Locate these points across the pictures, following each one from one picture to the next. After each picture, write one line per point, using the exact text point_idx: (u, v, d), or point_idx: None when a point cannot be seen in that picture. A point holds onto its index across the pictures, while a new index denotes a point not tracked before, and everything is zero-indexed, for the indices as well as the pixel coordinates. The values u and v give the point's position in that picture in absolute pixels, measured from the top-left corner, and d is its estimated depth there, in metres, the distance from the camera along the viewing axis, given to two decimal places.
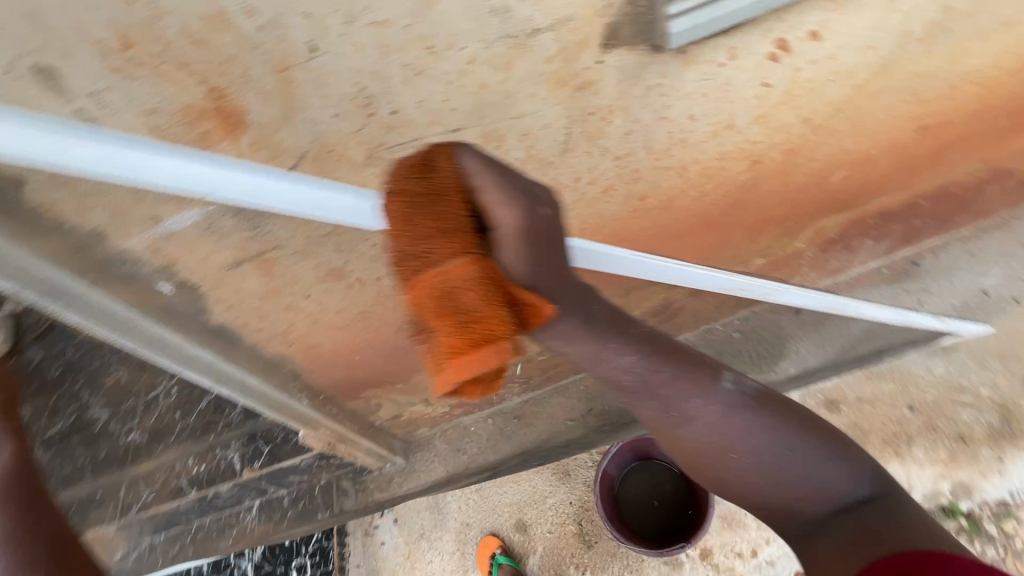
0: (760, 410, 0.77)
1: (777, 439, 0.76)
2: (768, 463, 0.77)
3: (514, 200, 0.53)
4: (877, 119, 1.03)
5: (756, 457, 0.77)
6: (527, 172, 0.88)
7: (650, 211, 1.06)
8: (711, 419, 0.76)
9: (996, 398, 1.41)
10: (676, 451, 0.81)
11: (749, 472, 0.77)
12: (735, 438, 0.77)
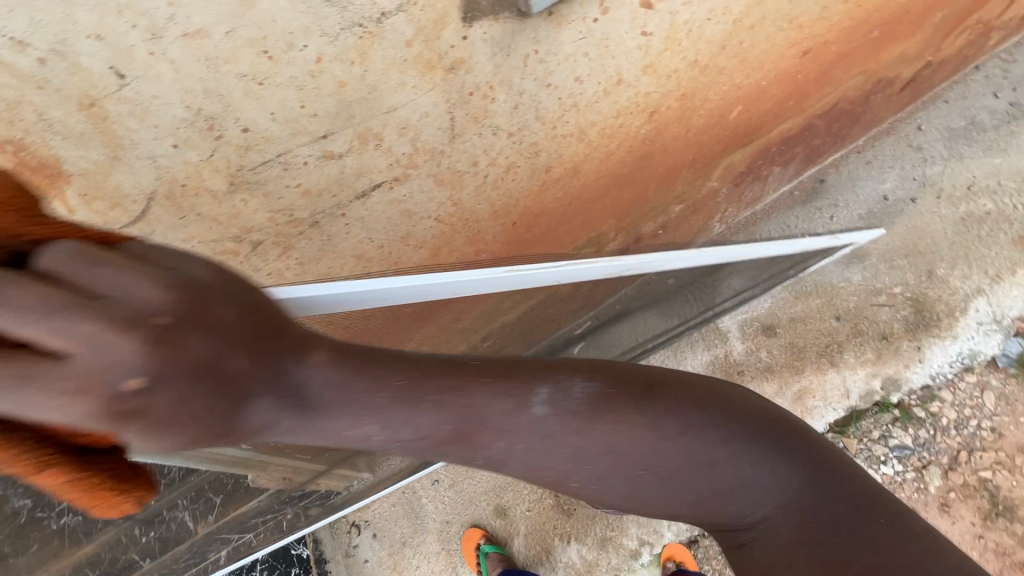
0: (720, 435, 0.48)
1: (762, 476, 0.48)
2: (723, 497, 0.48)
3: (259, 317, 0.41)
4: (760, 49, 1.03)
5: (713, 483, 0.48)
6: (419, 167, 0.81)
7: (559, 180, 1.03)
8: (642, 431, 0.46)
9: (910, 294, 1.50)
10: (596, 504, 0.51)
11: (650, 489, 0.48)
12: (674, 470, 0.47)
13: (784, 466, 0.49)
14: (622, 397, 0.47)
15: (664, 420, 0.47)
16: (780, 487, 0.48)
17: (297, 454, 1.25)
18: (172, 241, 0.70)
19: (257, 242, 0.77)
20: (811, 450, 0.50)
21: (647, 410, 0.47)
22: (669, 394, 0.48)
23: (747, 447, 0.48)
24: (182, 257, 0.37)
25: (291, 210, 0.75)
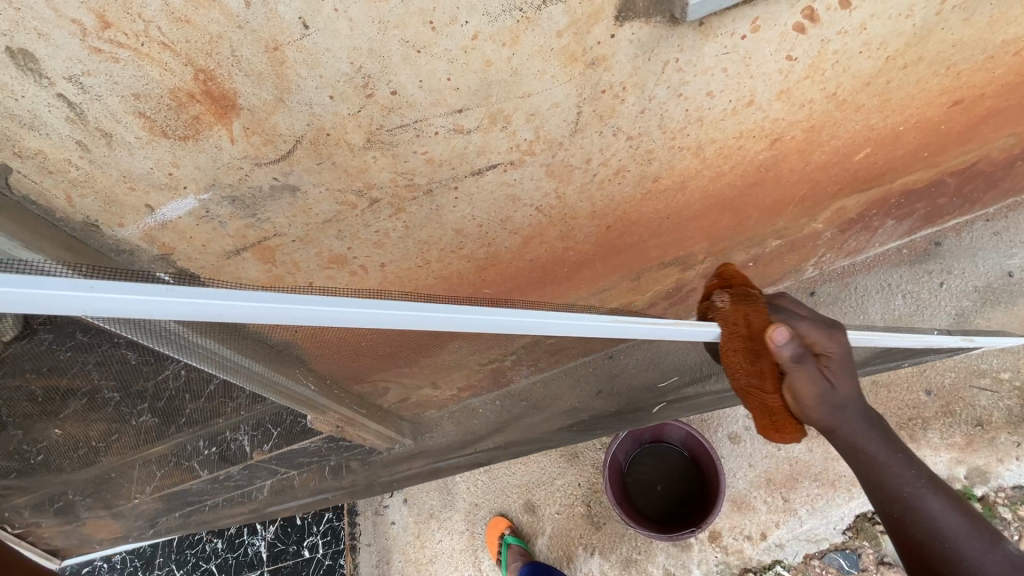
0: (945, 491, 0.83)
1: (1015, 575, 0.76)
2: (972, 561, 0.77)
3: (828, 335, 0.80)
4: (907, 93, 0.97)
5: (980, 553, 0.78)
6: (536, 155, 0.83)
7: (663, 192, 1.02)
8: (916, 490, 0.83)
9: (1018, 383, 1.38)
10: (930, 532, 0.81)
11: (908, 498, 0.82)
12: (895, 473, 0.84)
13: (987, 537, 0.79)
14: (884, 445, 0.86)
15: (922, 482, 0.83)
16: (989, 561, 0.77)
17: (356, 406, 1.32)
18: (305, 185, 0.75)
19: (374, 200, 0.81)
20: (993, 532, 0.80)
21: (922, 480, 0.83)
22: (909, 454, 0.86)
23: (951, 509, 0.82)
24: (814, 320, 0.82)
25: (412, 174, 0.79)
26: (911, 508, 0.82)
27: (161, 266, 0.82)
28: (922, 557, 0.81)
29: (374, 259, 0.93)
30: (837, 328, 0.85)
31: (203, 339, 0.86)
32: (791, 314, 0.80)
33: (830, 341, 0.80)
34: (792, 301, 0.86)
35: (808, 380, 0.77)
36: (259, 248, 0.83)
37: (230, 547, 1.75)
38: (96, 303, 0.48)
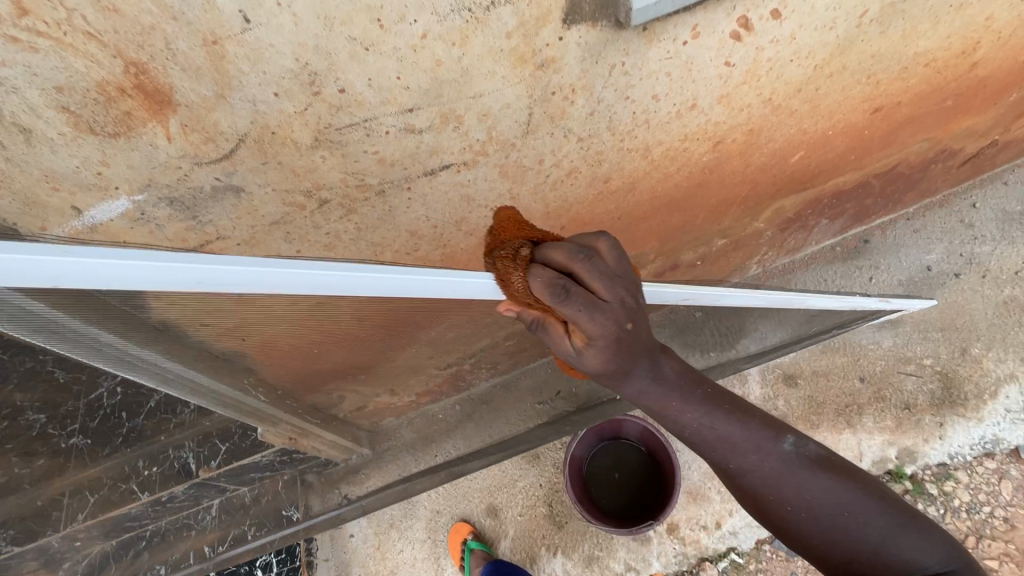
0: (724, 406, 0.75)
1: (791, 479, 0.72)
2: (776, 469, 0.73)
3: (590, 314, 0.60)
4: (834, 99, 1.04)
5: (760, 465, 0.73)
6: (488, 156, 0.84)
7: (614, 193, 1.04)
8: (707, 422, 0.74)
9: (939, 367, 1.50)
10: (797, 514, 0.72)
11: (771, 481, 0.73)
12: (732, 453, 0.74)
13: (770, 440, 0.74)
14: (716, 418, 0.74)
15: (688, 411, 0.73)
16: (776, 471, 0.73)
17: (309, 416, 1.34)
18: (251, 185, 0.73)
19: (324, 201, 0.79)
20: (772, 433, 0.74)
21: (691, 409, 0.73)
22: (690, 388, 0.74)
23: (738, 427, 0.74)
24: (587, 273, 0.61)
25: (363, 175, 0.78)
26: (779, 493, 0.73)
27: None
28: (729, 475, 0.77)
29: (325, 262, 0.91)
30: (632, 303, 0.63)
31: (143, 350, 0.86)
32: (591, 275, 0.61)
33: (596, 324, 0.61)
34: (590, 254, 0.62)
35: (591, 353, 0.66)
36: (201, 252, 0.80)
37: None
38: (78, 272, 0.40)
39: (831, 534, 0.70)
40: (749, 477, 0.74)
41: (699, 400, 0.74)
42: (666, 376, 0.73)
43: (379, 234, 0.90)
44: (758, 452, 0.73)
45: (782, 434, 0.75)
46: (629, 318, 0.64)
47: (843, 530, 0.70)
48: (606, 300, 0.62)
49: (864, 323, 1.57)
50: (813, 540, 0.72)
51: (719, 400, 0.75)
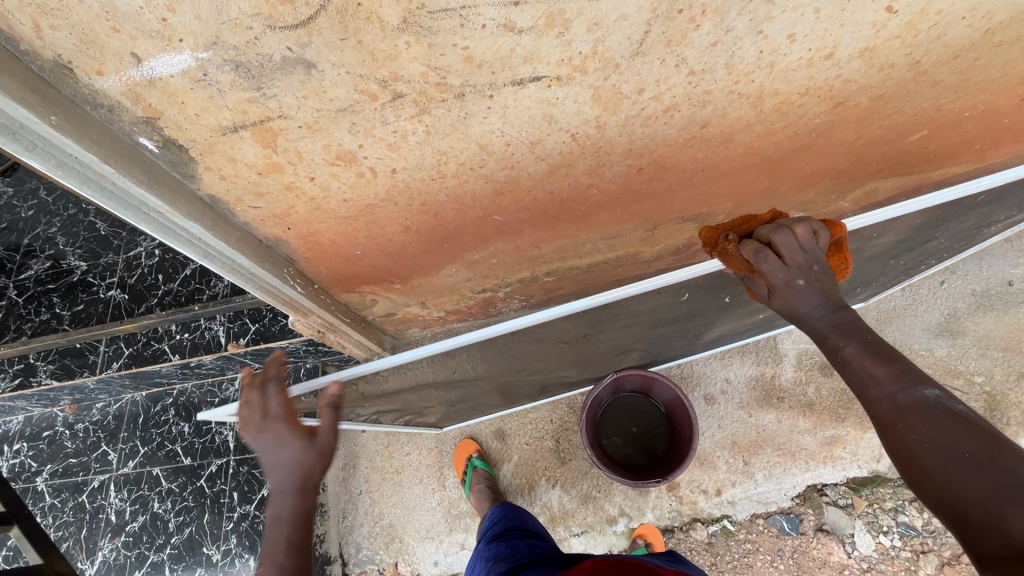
0: (881, 350, 0.74)
1: (921, 417, 0.68)
2: (905, 405, 0.69)
3: (778, 268, 0.74)
4: (988, 75, 0.89)
5: (895, 396, 0.71)
6: (586, 73, 0.73)
7: (707, 141, 0.94)
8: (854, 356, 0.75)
9: (987, 387, 1.43)
10: (922, 449, 0.66)
11: (901, 418, 0.69)
12: (867, 386, 0.73)
13: (914, 382, 0.71)
14: (870, 350, 0.74)
15: (849, 345, 0.75)
16: (908, 406, 0.69)
17: (339, 311, 1.35)
18: (323, 63, 0.65)
19: (398, 94, 0.71)
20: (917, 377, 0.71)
21: (852, 344, 0.75)
22: (859, 329, 0.75)
23: (878, 359, 0.73)
24: (790, 237, 0.74)
25: (446, 72, 0.69)
26: (903, 426, 0.68)
27: (153, 140, 0.74)
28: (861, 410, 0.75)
29: (385, 162, 0.84)
30: (818, 268, 0.75)
31: (190, 224, 0.85)
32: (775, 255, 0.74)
33: (773, 280, 0.75)
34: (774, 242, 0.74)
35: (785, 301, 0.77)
36: (259, 128, 0.73)
37: (198, 432, 1.63)
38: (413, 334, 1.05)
39: (935, 460, 0.65)
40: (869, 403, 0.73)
41: (851, 329, 0.76)
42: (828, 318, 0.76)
43: (448, 142, 0.82)
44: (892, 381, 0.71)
45: (926, 383, 0.70)
46: (811, 267, 0.75)
47: (953, 462, 0.64)
48: (800, 252, 0.74)
49: (921, 327, 1.49)
50: (925, 467, 0.66)
51: (860, 334, 0.75)
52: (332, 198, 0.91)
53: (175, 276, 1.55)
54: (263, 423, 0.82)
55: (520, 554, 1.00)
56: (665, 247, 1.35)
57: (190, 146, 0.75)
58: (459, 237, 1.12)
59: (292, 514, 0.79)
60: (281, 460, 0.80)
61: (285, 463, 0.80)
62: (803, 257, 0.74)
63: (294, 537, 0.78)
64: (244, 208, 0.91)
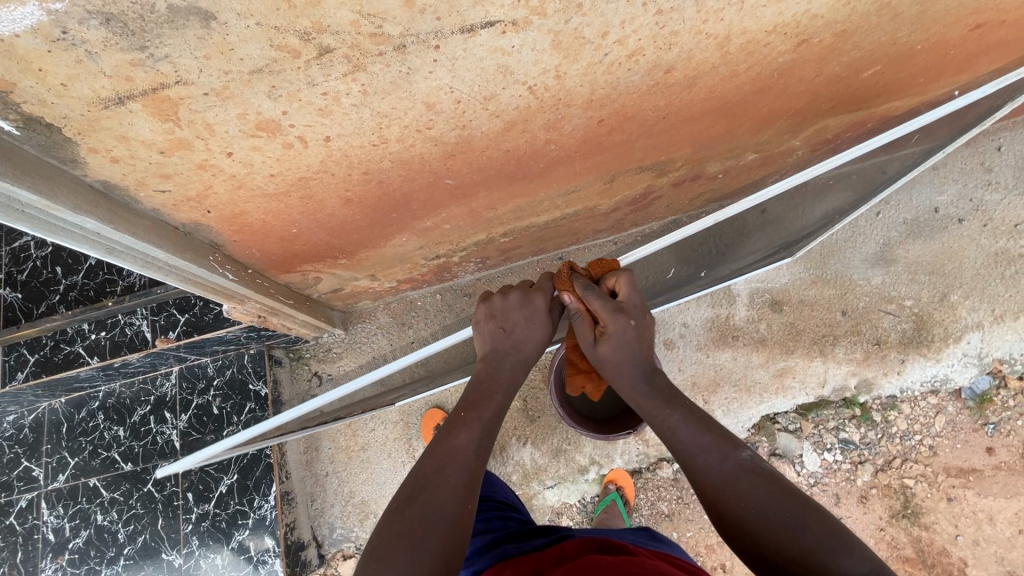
0: (699, 418, 0.79)
1: (737, 480, 0.73)
2: (723, 471, 0.74)
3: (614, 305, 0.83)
4: (943, 6, 0.87)
5: (719, 462, 0.75)
6: (545, 16, 0.63)
7: (670, 87, 0.87)
8: (673, 420, 0.80)
9: (916, 309, 1.54)
10: (750, 520, 0.70)
11: (728, 486, 0.73)
12: (704, 466, 0.75)
13: (729, 445, 0.77)
14: (689, 417, 0.79)
15: (675, 415, 0.80)
16: (725, 472, 0.74)
17: (282, 297, 1.24)
18: (226, 13, 0.52)
19: (325, 49, 0.59)
20: (734, 441, 0.77)
21: (678, 412, 0.80)
22: (677, 398, 0.81)
23: (699, 429, 0.78)
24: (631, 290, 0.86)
25: (381, 19, 0.57)
26: (732, 496, 0.73)
27: (14, 120, 0.58)
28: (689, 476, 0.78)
29: (315, 130, 0.72)
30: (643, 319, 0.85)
31: (82, 218, 0.70)
32: (595, 300, 0.83)
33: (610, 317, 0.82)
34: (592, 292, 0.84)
35: (608, 346, 0.84)
36: (152, 98, 0.59)
37: (136, 435, 1.49)
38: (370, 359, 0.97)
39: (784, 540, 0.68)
40: (705, 475, 0.75)
41: (681, 402, 0.81)
42: (647, 381, 0.84)
43: (388, 103, 0.71)
44: (715, 450, 0.76)
45: (735, 443, 0.77)
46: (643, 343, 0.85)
47: (768, 512, 0.70)
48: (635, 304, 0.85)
49: (859, 258, 1.57)
50: (753, 530, 0.70)
51: (684, 406, 0.81)
52: (256, 175, 0.79)
53: (76, 268, 1.34)
54: (524, 298, 0.89)
55: (497, 525, 0.99)
56: (622, 198, 1.31)
57: (64, 125, 0.60)
58: (408, 205, 1.02)
59: (477, 376, 0.87)
60: (531, 338, 0.88)
61: (536, 339, 0.88)
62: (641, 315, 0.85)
63: (500, 400, 0.85)
64: (149, 192, 0.77)
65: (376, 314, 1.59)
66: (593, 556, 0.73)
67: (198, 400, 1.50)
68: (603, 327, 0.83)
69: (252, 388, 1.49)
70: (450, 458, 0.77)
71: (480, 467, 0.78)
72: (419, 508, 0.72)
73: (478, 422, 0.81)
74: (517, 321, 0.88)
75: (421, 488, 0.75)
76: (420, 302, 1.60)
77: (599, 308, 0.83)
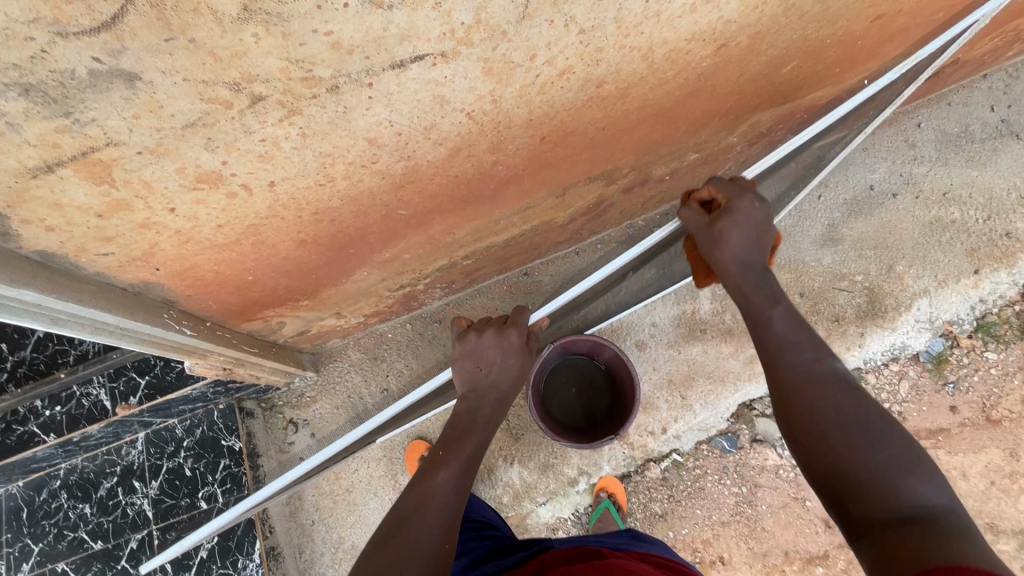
0: (802, 320, 0.81)
1: (830, 386, 0.73)
2: (818, 372, 0.74)
3: (744, 194, 0.87)
4: (844, 3, 0.93)
5: (810, 365, 0.76)
6: (472, 46, 0.66)
7: (605, 100, 0.91)
8: (779, 318, 0.81)
9: (867, 284, 1.61)
10: (825, 424, 0.69)
11: (809, 391, 0.73)
12: (787, 364, 0.77)
13: (825, 351, 0.77)
14: (794, 320, 0.80)
15: (777, 310, 0.81)
16: (815, 374, 0.74)
17: (248, 346, 1.23)
18: (150, 72, 0.52)
19: (258, 97, 0.60)
20: (828, 349, 0.77)
21: (783, 307, 0.81)
22: (782, 296, 0.83)
23: (802, 329, 0.79)
24: (739, 190, 0.88)
25: (311, 64, 0.58)
26: (808, 401, 0.72)
27: None
28: (773, 377, 0.78)
29: (258, 177, 0.72)
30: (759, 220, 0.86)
31: (21, 291, 0.68)
32: (722, 183, 0.89)
33: (739, 195, 0.87)
34: (740, 180, 0.90)
35: (729, 224, 0.85)
36: (83, 162, 0.58)
37: (104, 510, 1.41)
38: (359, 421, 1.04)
39: (855, 446, 0.66)
40: (792, 372, 0.76)
41: (792, 306, 0.82)
42: (756, 266, 0.85)
43: (328, 144, 0.72)
44: (812, 352, 0.77)
45: (822, 353, 0.77)
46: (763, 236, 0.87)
47: (845, 423, 0.68)
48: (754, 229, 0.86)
49: (809, 241, 1.64)
50: (824, 436, 0.68)
51: (784, 308, 0.81)
52: (203, 228, 0.78)
53: (24, 342, 1.27)
54: (499, 335, 0.93)
55: (475, 545, 0.98)
56: (576, 209, 1.34)
57: None
58: (364, 239, 1.02)
59: (458, 416, 0.89)
60: (507, 373, 0.91)
61: (512, 374, 0.92)
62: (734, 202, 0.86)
63: (479, 439, 0.85)
64: (91, 258, 0.75)
65: (346, 351, 1.57)
66: (570, 565, 0.73)
67: (169, 464, 1.44)
68: (724, 204, 0.87)
69: (226, 442, 1.46)
70: (429, 497, 0.74)
71: (458, 508, 0.76)
72: (397, 545, 0.67)
73: (456, 461, 0.80)
74: (493, 358, 0.92)
75: (399, 526, 0.70)
76: (391, 334, 1.59)
77: (726, 189, 0.88)
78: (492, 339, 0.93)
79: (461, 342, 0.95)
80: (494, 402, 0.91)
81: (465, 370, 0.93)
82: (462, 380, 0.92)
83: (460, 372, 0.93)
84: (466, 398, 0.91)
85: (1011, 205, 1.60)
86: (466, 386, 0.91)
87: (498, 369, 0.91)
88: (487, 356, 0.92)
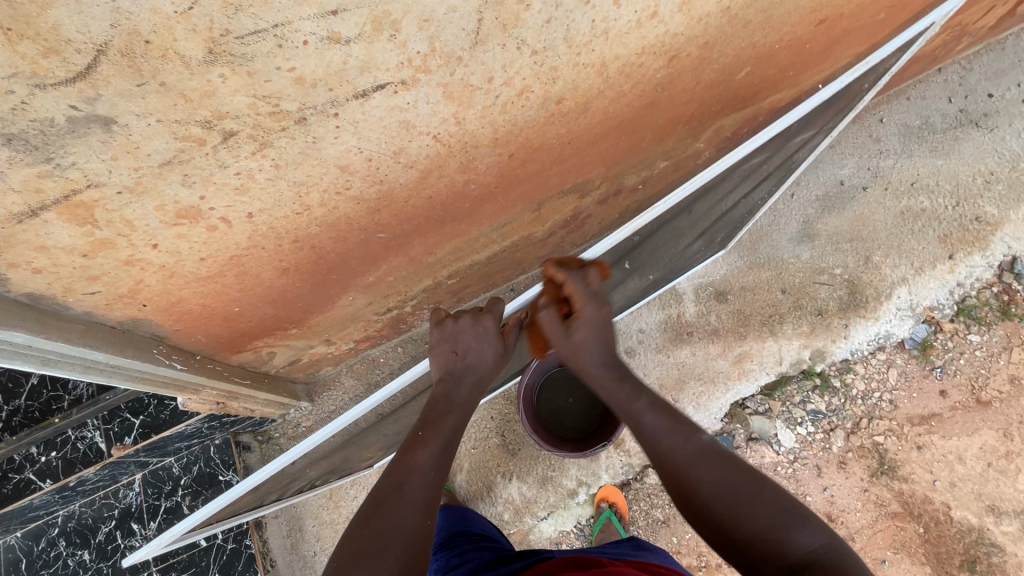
0: (661, 406, 0.87)
1: (699, 466, 0.79)
2: (690, 453, 0.81)
3: (594, 304, 0.89)
4: (785, 10, 0.99)
5: (676, 448, 0.82)
6: (430, 73, 0.70)
7: (566, 115, 0.95)
8: (641, 412, 0.86)
9: (847, 276, 1.64)
10: (710, 504, 0.77)
11: (697, 466, 0.79)
12: (666, 447, 0.83)
13: (689, 431, 0.83)
14: (647, 413, 0.85)
15: (641, 402, 0.87)
16: (691, 455, 0.80)
17: (240, 379, 1.25)
18: (125, 115, 0.55)
19: (229, 132, 0.63)
20: (690, 427, 0.84)
21: (644, 399, 0.87)
22: (643, 386, 0.89)
23: (663, 417, 0.85)
24: (593, 305, 0.90)
25: (277, 98, 0.62)
26: (693, 482, 0.79)
27: None
28: (656, 459, 0.84)
29: (236, 209, 0.75)
30: (598, 318, 0.90)
31: (9, 332, 0.70)
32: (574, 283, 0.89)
33: (587, 305, 0.89)
34: (589, 274, 0.91)
35: (581, 333, 0.89)
36: (66, 205, 0.62)
37: (103, 555, 1.41)
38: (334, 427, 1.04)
39: (743, 514, 0.74)
40: (669, 457, 0.81)
41: (642, 394, 0.88)
42: (609, 365, 0.91)
43: (300, 173, 0.75)
44: (678, 435, 0.82)
45: (696, 431, 0.84)
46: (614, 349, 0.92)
47: (732, 497, 0.76)
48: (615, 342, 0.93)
49: (785, 238, 1.68)
50: (714, 509, 0.76)
51: (634, 395, 0.88)
52: (186, 261, 0.81)
53: (18, 391, 1.30)
54: (476, 320, 0.94)
55: (473, 556, 0.99)
56: (554, 222, 1.37)
57: None
58: (346, 264, 1.05)
59: (435, 399, 0.90)
60: (482, 359, 0.92)
61: (488, 361, 0.93)
62: (582, 310, 0.89)
63: (456, 421, 0.88)
64: (78, 297, 0.77)
65: (340, 378, 1.59)
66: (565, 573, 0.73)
67: (167, 503, 1.45)
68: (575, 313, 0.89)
69: (222, 476, 1.47)
70: (412, 474, 0.78)
71: (440, 484, 0.80)
72: (377, 527, 0.72)
73: (436, 441, 0.83)
74: (468, 343, 0.93)
75: (381, 504, 0.75)
76: (383, 358, 1.60)
77: (576, 291, 0.89)
78: (471, 327, 0.93)
79: (440, 329, 0.96)
80: (470, 386, 0.92)
81: (444, 356, 0.93)
82: (440, 366, 0.93)
83: (438, 358, 0.94)
84: (444, 383, 0.92)
85: (977, 189, 1.65)
86: (443, 370, 0.92)
87: (475, 356, 0.92)
88: (463, 343, 0.93)
